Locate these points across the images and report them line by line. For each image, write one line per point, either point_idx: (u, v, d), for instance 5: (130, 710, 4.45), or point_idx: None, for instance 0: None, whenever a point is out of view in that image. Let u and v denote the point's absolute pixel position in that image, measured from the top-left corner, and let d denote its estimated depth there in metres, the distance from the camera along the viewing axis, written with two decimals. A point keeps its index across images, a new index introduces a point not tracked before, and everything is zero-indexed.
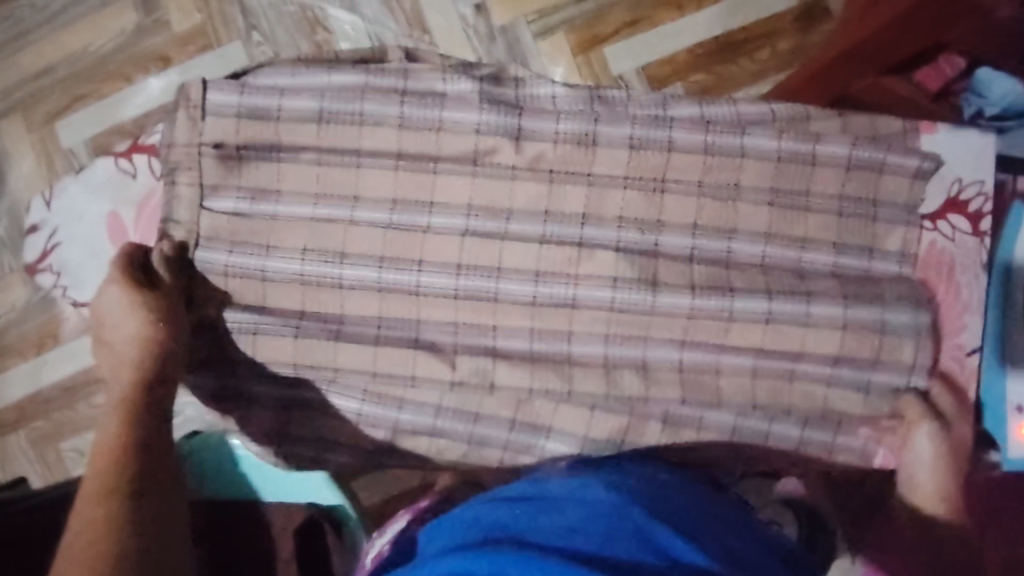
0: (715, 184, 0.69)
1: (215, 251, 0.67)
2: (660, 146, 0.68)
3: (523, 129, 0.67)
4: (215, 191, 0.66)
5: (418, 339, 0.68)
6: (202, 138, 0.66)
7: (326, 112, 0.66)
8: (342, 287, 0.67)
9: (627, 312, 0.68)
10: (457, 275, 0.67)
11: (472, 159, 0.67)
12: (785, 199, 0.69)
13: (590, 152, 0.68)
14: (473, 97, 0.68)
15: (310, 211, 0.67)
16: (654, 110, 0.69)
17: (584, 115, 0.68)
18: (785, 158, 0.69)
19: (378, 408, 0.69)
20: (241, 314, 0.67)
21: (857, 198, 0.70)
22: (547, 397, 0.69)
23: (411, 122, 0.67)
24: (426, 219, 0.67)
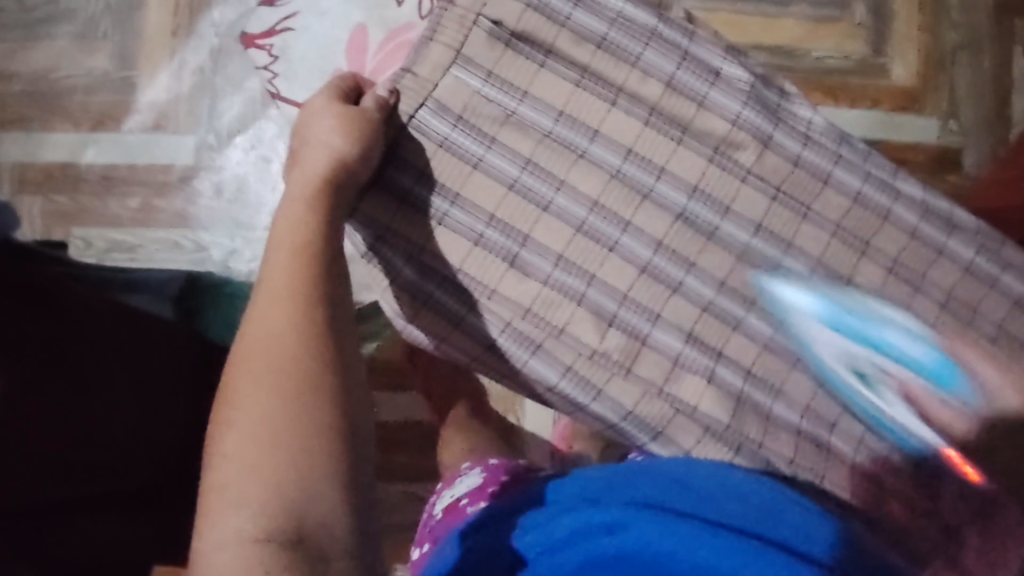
0: (908, 266, 0.68)
1: (441, 120, 0.63)
2: (879, 212, 0.68)
3: (773, 139, 0.66)
4: (468, 63, 0.63)
5: (584, 295, 0.64)
6: (485, 9, 0.62)
7: (608, 40, 0.64)
8: (544, 209, 0.63)
9: (776, 354, 0.66)
10: (655, 250, 0.65)
11: (713, 147, 0.65)
12: (955, 310, 0.69)
13: (819, 186, 0.67)
14: (743, 88, 0.65)
15: (549, 125, 0.63)
16: (890, 176, 0.69)
17: (827, 153, 0.67)
18: (974, 272, 0.69)
19: (514, 344, 0.64)
20: (437, 195, 0.63)
21: (1016, 337, 0.69)
22: (670, 404, 0.65)
23: (678, 85, 0.65)
24: (650, 183, 0.64)
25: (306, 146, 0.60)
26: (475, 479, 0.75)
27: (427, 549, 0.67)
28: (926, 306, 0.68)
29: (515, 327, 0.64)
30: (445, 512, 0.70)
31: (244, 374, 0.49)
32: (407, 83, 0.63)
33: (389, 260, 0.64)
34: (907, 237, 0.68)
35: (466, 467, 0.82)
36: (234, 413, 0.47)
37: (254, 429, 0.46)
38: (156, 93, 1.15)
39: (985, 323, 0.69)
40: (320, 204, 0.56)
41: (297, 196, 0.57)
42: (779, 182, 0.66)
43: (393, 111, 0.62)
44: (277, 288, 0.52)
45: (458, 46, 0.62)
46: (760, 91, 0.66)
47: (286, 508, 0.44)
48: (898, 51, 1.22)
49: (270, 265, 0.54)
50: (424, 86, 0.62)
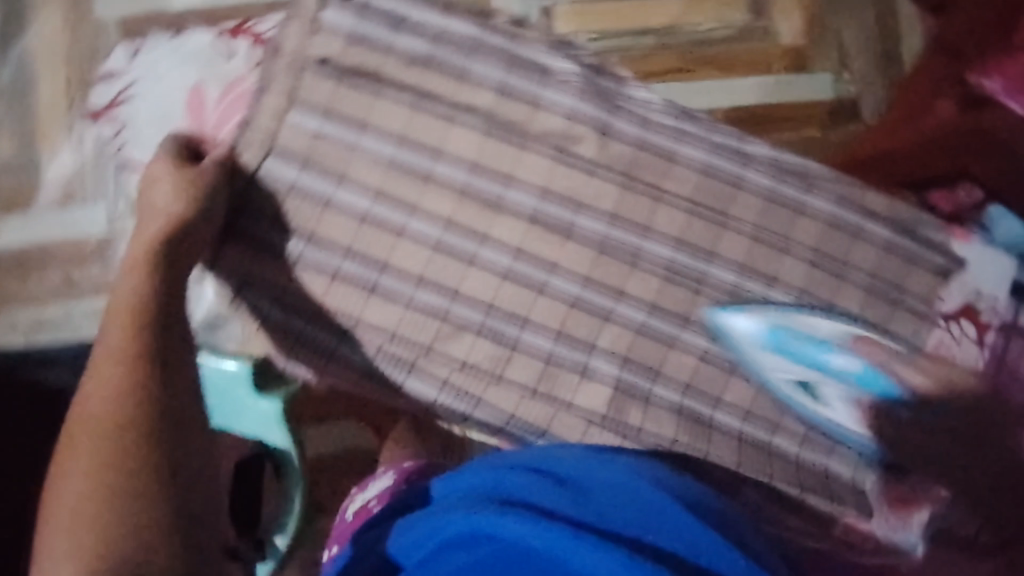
0: (770, 230, 0.70)
1: (284, 166, 0.63)
2: (731, 180, 0.69)
3: (613, 127, 0.67)
4: (304, 105, 0.63)
5: (448, 313, 0.66)
6: (310, 49, 0.63)
7: (435, 59, 0.66)
8: (398, 234, 0.64)
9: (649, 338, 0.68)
10: (513, 256, 0.66)
11: (557, 146, 0.66)
12: (824, 267, 0.71)
13: (668, 164, 0.68)
14: (574, 80, 0.67)
15: (389, 151, 0.64)
16: (736, 141, 0.71)
17: (670, 130, 0.68)
18: (835, 224, 0.71)
19: (390, 367, 0.66)
20: (302, 245, 0.64)
21: (886, 281, 0.72)
22: (547, 402, 0.68)
23: (510, 89, 0.66)
24: (499, 192, 0.65)
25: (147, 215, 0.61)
26: (383, 482, 0.75)
27: (334, 552, 0.68)
28: (792, 268, 0.70)
29: (386, 350, 0.66)
30: (355, 517, 0.71)
31: (75, 436, 0.49)
32: (249, 134, 0.63)
33: (260, 307, 0.66)
34: (766, 201, 0.70)
35: (380, 470, 0.81)
36: (69, 466, 0.47)
37: (79, 480, 0.46)
38: (59, 163, 1.06)
39: (852, 271, 0.72)
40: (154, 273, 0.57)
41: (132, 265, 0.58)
42: (626, 168, 0.67)
43: (239, 169, 0.63)
44: (111, 358, 0.52)
45: (293, 90, 0.63)
46: (593, 83, 0.68)
47: (110, 551, 0.42)
48: (780, 12, 1.23)
49: (106, 334, 0.54)
50: (266, 135, 0.63)
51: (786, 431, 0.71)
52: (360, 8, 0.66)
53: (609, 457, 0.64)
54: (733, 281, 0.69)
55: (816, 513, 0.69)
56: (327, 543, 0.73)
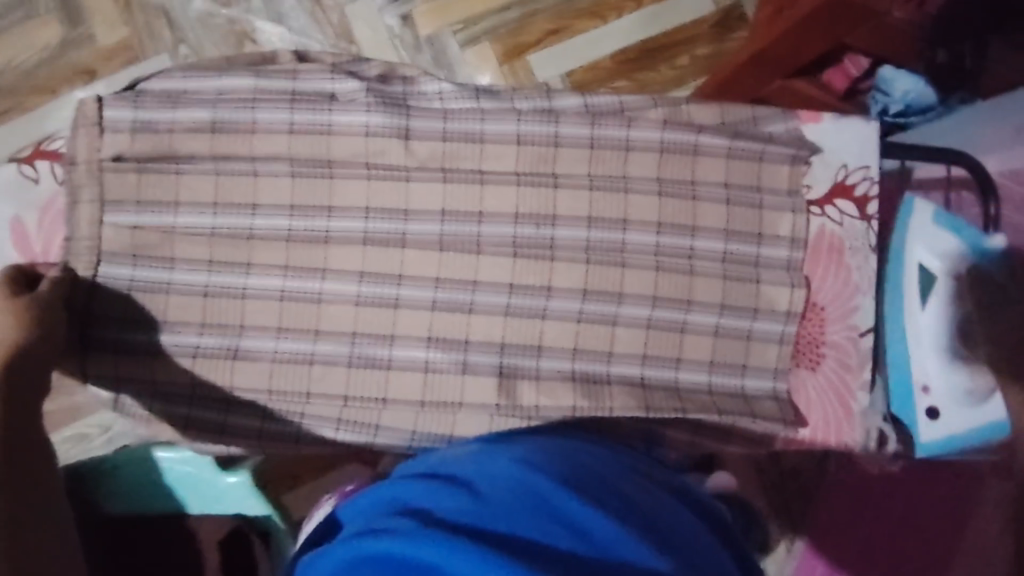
0: (603, 176, 0.71)
1: (119, 267, 0.66)
2: (547, 140, 0.70)
3: (413, 129, 0.69)
4: (117, 205, 0.67)
5: (315, 354, 0.68)
6: (101, 154, 0.66)
7: (219, 122, 0.67)
8: (244, 296, 0.68)
9: (518, 316, 0.69)
10: (359, 282, 0.68)
11: (366, 164, 0.69)
12: (670, 194, 0.71)
13: (477, 148, 0.69)
14: (361, 96, 0.69)
15: (210, 221, 0.67)
16: (543, 102, 0.72)
17: (470, 113, 0.69)
18: (668, 148, 0.71)
19: (285, 404, 0.68)
20: (165, 335, 0.67)
21: (742, 186, 0.72)
22: (440, 410, 0.68)
23: (303, 126, 0.68)
24: (325, 225, 0.68)
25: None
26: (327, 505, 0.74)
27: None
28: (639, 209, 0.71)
29: (273, 407, 0.68)
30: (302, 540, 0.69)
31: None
32: (77, 250, 0.66)
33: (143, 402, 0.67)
34: (589, 150, 0.70)
35: (330, 494, 0.79)
36: None
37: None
38: None
39: (703, 189, 0.72)
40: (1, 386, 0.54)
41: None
42: (442, 164, 0.69)
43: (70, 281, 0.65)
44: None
45: (101, 196, 0.66)
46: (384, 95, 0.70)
47: None
48: None
49: None
50: (92, 244, 0.66)
51: (687, 366, 0.71)
52: (137, 96, 0.68)
53: (517, 441, 0.62)
54: (585, 236, 0.70)
55: (750, 435, 0.72)
56: None
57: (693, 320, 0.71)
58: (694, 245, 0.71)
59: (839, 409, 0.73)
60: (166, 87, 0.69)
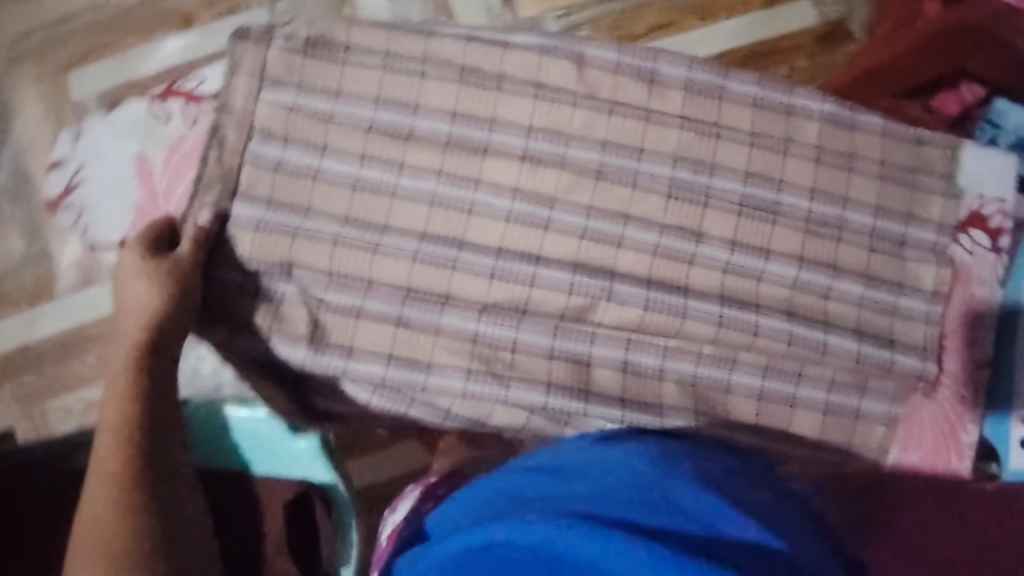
0: (760, 176, 0.68)
1: (252, 207, 0.64)
2: (710, 132, 0.68)
3: (580, 98, 0.66)
4: (266, 135, 0.65)
5: (440, 325, 0.66)
6: (262, 90, 0.65)
7: (391, 57, 0.66)
8: (374, 251, 0.65)
9: (656, 312, 0.68)
10: (496, 257, 0.66)
11: (526, 128, 0.66)
12: (823, 201, 0.69)
13: (643, 126, 0.67)
14: (535, 50, 0.67)
15: (355, 172, 0.65)
16: (684, 72, 0.68)
17: (643, 71, 0.67)
18: (827, 160, 0.69)
19: (391, 401, 0.67)
20: (306, 285, 0.65)
21: (893, 212, 0.71)
22: (564, 394, 0.68)
23: (470, 82, 0.66)
24: (471, 197, 0.66)
25: (124, 306, 0.60)
26: (413, 496, 0.70)
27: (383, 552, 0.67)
28: (781, 232, 0.69)
29: (390, 383, 0.66)
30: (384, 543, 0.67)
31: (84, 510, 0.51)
32: (203, 196, 0.64)
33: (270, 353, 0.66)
34: (747, 147, 0.68)
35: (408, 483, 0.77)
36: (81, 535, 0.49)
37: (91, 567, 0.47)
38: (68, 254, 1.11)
39: (854, 209, 0.70)
40: (132, 386, 0.56)
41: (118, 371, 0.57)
42: (603, 135, 0.67)
43: (208, 239, 0.63)
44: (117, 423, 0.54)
45: (244, 143, 0.64)
46: (537, 75, 0.66)
47: None
48: None
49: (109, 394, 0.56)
50: (221, 189, 0.64)
51: (808, 381, 0.70)
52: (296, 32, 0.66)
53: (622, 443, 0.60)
54: (731, 233, 0.68)
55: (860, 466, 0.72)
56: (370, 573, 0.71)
57: (832, 342, 0.69)
58: (833, 284, 0.70)
59: (948, 438, 0.71)
60: (307, 34, 0.66)
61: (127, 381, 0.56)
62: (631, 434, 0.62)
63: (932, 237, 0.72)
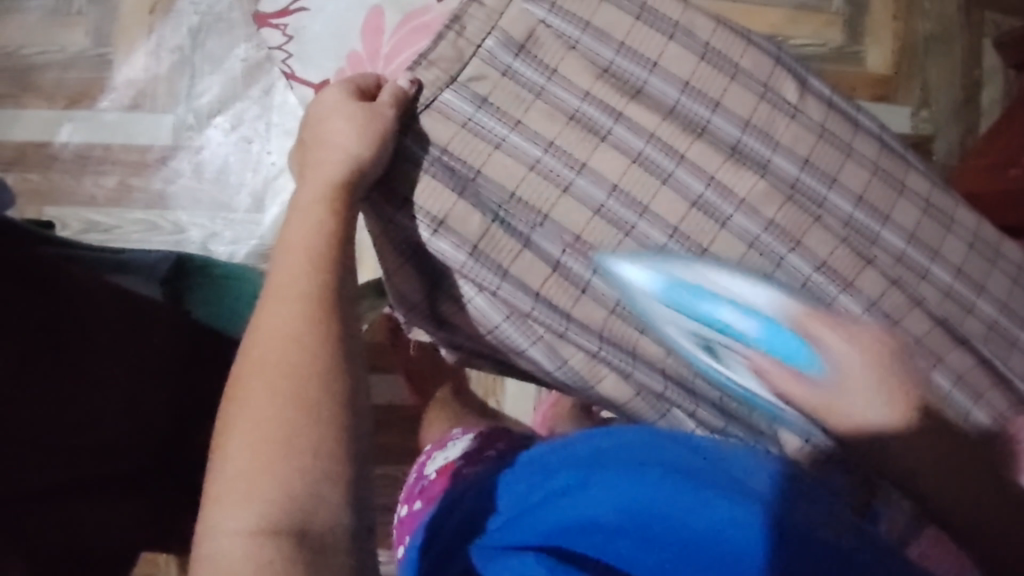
0: (921, 241, 0.72)
1: (464, 100, 0.62)
2: (894, 185, 0.72)
3: (797, 112, 0.69)
4: (504, 40, 0.63)
5: (587, 285, 0.65)
6: None
7: (644, 14, 0.66)
8: (563, 190, 0.64)
9: None
10: (670, 236, 0.66)
11: (744, 122, 0.67)
12: (964, 282, 0.73)
13: (842, 159, 0.70)
14: (770, 61, 0.69)
15: (576, 105, 0.64)
16: (877, 130, 0.73)
17: (846, 116, 0.71)
18: (975, 248, 0.74)
19: (517, 333, 0.66)
20: (473, 198, 0.62)
21: (1012, 320, 0.75)
22: (676, 391, 0.69)
23: (709, 60, 0.67)
24: (670, 169, 0.66)
25: (320, 148, 0.58)
26: (467, 443, 0.77)
27: (420, 507, 0.69)
28: (915, 311, 0.70)
29: (531, 319, 0.65)
30: (438, 474, 0.73)
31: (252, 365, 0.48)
32: (423, 72, 0.62)
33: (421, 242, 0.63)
34: (920, 211, 0.72)
35: (456, 431, 0.84)
36: (247, 389, 0.47)
37: (255, 426, 0.44)
38: (132, 70, 1.11)
39: (985, 299, 0.74)
40: (317, 247, 0.53)
41: (291, 249, 0.53)
42: (806, 153, 0.69)
43: (407, 106, 0.61)
44: (289, 296, 0.51)
45: (480, 41, 0.63)
46: (766, 78, 0.69)
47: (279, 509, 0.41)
48: (872, 39, 1.22)
49: (284, 248, 0.54)
50: (443, 76, 0.62)
51: None
52: None
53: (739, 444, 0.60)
54: (877, 295, 0.69)
55: None
56: (398, 501, 0.75)
57: None
58: (932, 373, 0.69)
59: None
60: None
61: (309, 237, 0.53)
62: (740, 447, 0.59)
63: None
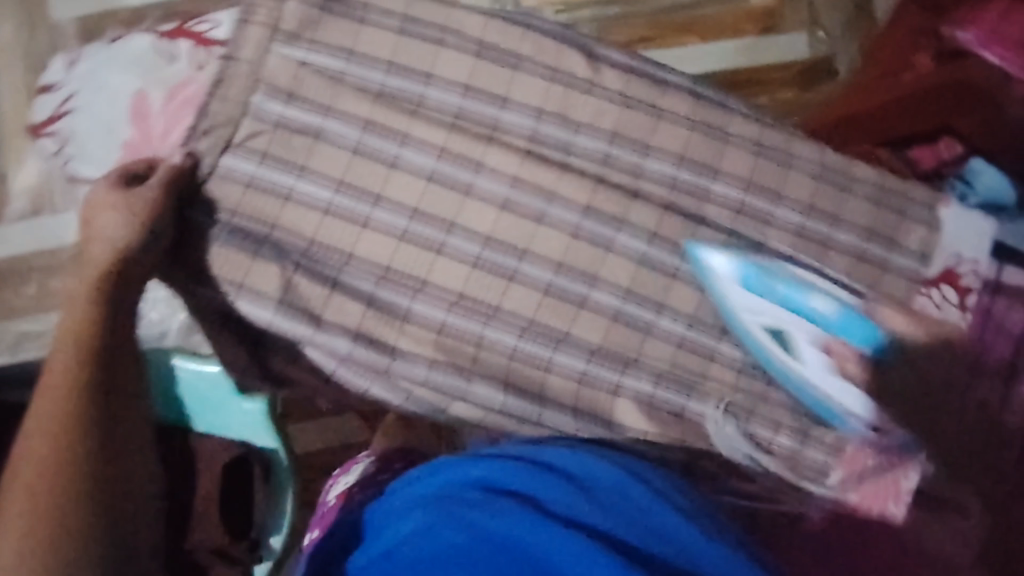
0: (760, 186, 0.69)
1: (244, 161, 0.63)
2: (716, 135, 0.68)
3: (592, 89, 0.67)
4: (269, 90, 0.63)
5: (410, 310, 0.65)
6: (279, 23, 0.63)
7: (408, 31, 0.65)
8: (363, 226, 0.64)
9: (625, 325, 0.68)
10: (482, 246, 0.65)
11: (537, 111, 0.66)
12: (816, 217, 0.70)
13: (653, 122, 0.67)
14: (555, 44, 0.67)
15: (356, 138, 0.64)
16: (687, 83, 0.70)
17: (650, 75, 0.68)
18: (823, 176, 0.71)
19: (353, 375, 0.66)
20: (269, 254, 0.63)
21: (880, 239, 0.72)
22: (520, 398, 0.67)
23: (488, 58, 0.66)
24: (469, 180, 0.65)
25: (95, 246, 0.60)
26: (365, 464, 0.80)
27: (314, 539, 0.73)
28: (766, 260, 0.69)
29: (353, 361, 0.65)
30: (335, 501, 0.76)
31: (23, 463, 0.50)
32: (197, 144, 0.63)
33: (237, 308, 0.64)
34: (751, 155, 0.69)
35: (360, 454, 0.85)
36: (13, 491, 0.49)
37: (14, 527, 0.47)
38: None
39: (844, 229, 0.71)
40: (86, 339, 0.54)
41: (63, 337, 0.55)
42: (612, 126, 0.67)
43: (180, 180, 0.62)
44: (57, 389, 0.52)
45: (245, 100, 0.63)
46: (554, 60, 0.66)
47: None
48: None
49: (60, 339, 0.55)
50: (214, 143, 0.63)
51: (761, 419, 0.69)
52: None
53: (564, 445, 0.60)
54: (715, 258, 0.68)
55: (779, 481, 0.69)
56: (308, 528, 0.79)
57: None
58: None
59: (889, 484, 0.65)
60: None
61: (81, 325, 0.55)
62: (572, 445, 0.60)
63: (913, 265, 0.73)
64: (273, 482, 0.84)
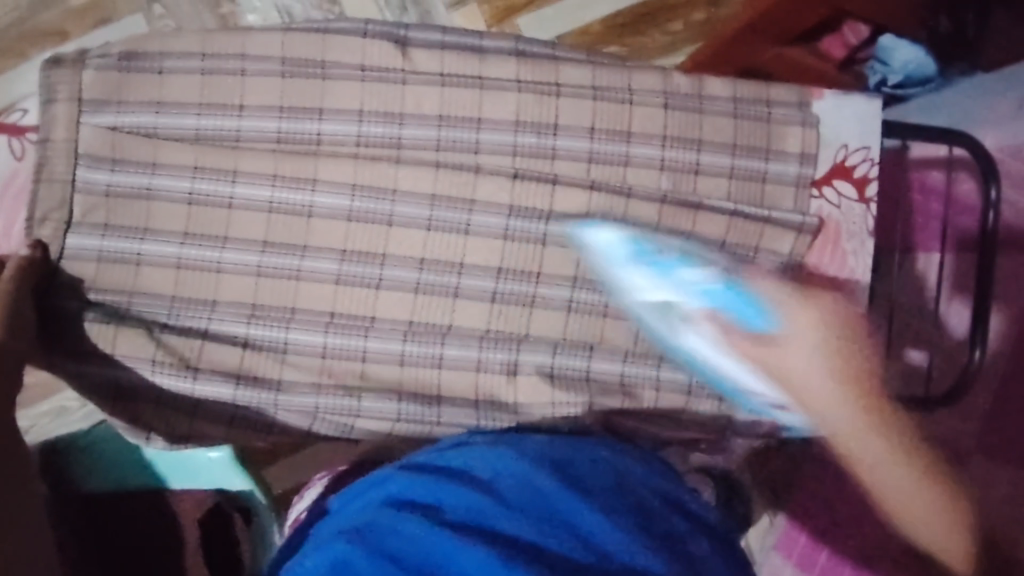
0: (606, 130, 0.67)
1: (89, 237, 0.64)
2: (547, 90, 0.66)
3: (407, 80, 0.65)
4: (93, 161, 0.63)
5: (286, 341, 0.65)
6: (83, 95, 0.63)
7: (208, 68, 0.64)
8: (217, 271, 0.65)
9: (506, 304, 0.67)
10: (340, 260, 0.65)
11: (358, 113, 0.65)
12: (675, 145, 0.68)
13: (478, 96, 0.66)
14: (359, 43, 0.65)
15: (188, 186, 0.64)
16: (512, 45, 0.67)
17: (467, 47, 0.67)
18: (672, 104, 0.68)
19: (251, 418, 0.67)
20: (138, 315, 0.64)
21: (749, 151, 0.69)
22: (417, 400, 0.66)
23: (294, 74, 0.65)
24: (308, 199, 0.65)
25: None
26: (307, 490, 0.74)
27: None
28: (634, 206, 0.67)
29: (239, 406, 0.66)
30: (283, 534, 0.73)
31: None
32: (42, 231, 0.63)
33: (123, 380, 0.65)
34: (589, 101, 0.67)
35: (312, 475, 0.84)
36: None
37: None
38: None
39: (708, 150, 0.68)
40: None
41: None
42: (438, 109, 0.65)
43: (35, 268, 0.62)
44: None
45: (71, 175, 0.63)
46: (361, 58, 0.65)
47: None
48: None
49: None
50: (55, 226, 0.63)
51: None
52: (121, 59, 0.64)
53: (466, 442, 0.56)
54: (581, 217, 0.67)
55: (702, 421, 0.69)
56: None
57: None
58: None
59: None
60: (121, 48, 0.64)
61: None
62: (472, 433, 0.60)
63: (794, 168, 0.69)
64: (257, 526, 0.66)
